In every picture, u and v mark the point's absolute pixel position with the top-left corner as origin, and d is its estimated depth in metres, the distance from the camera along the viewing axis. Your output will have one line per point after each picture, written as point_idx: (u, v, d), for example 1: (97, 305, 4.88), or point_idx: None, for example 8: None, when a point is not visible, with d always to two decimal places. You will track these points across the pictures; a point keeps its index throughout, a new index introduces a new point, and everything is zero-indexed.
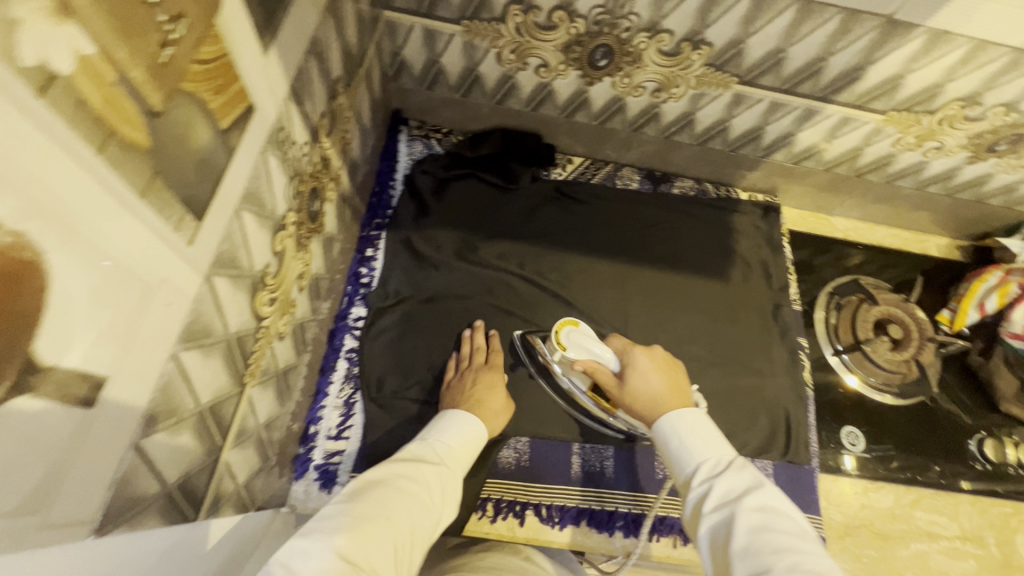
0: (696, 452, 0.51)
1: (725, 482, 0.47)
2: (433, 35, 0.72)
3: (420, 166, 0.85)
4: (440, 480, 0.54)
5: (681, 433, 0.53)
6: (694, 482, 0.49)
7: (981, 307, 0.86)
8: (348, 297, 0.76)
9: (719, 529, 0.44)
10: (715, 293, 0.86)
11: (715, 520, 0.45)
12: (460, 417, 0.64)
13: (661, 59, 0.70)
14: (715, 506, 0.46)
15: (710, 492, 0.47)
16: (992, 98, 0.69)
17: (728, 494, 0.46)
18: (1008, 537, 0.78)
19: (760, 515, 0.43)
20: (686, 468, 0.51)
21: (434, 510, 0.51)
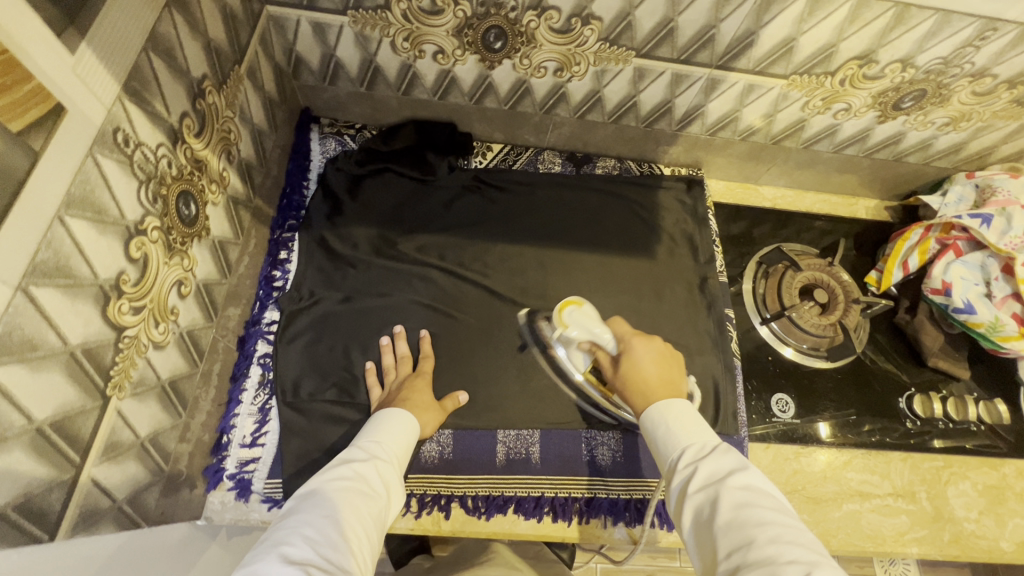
0: (681, 439, 0.55)
1: (710, 463, 0.51)
2: (322, 28, 0.70)
3: (332, 164, 0.83)
4: (378, 473, 0.56)
5: (669, 421, 0.56)
6: (680, 465, 0.52)
7: (904, 266, 0.86)
8: (260, 301, 0.75)
9: (704, 506, 0.48)
10: (641, 270, 0.86)
11: (699, 501, 0.49)
12: (389, 420, 0.64)
13: (555, 37, 0.69)
14: (700, 486, 0.49)
15: (696, 473, 0.50)
16: (887, 55, 0.69)
17: (713, 476, 0.50)
18: (940, 490, 0.78)
19: (742, 492, 0.47)
20: (672, 454, 0.54)
21: (377, 500, 0.54)
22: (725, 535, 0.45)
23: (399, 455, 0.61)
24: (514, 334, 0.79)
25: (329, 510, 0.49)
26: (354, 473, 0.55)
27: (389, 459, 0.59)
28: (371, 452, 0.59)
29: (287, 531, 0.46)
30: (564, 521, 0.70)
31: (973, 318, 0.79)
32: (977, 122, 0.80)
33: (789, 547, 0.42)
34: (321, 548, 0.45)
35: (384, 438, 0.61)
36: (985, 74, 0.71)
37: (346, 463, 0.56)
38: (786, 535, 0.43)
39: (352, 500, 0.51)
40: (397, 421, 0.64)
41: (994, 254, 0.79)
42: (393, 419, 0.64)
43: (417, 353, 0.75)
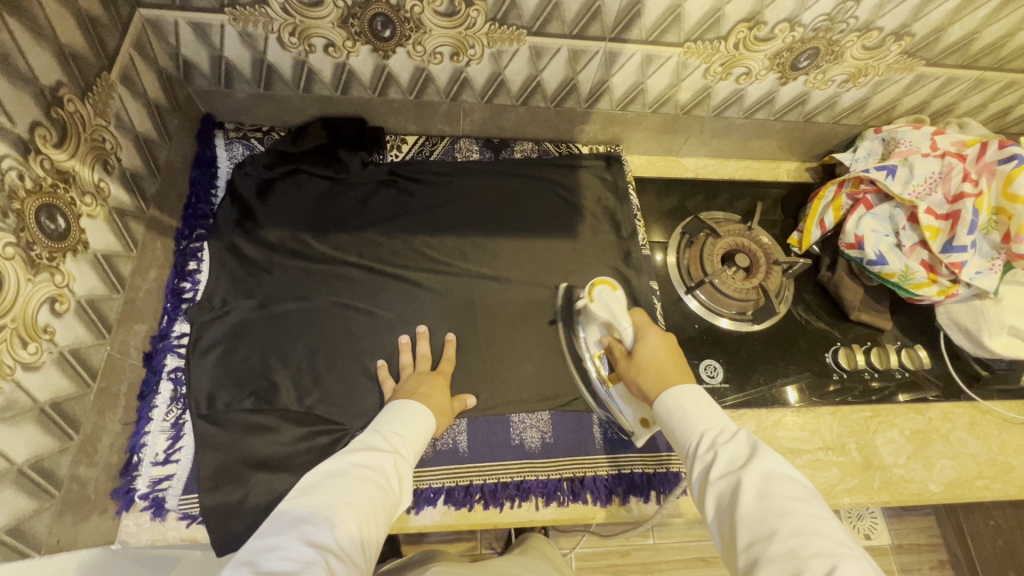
0: (698, 426, 0.54)
1: (727, 452, 0.50)
2: (203, 29, 0.68)
3: (239, 169, 0.81)
4: (396, 466, 0.59)
5: (686, 407, 0.56)
6: (700, 453, 0.52)
7: (821, 224, 0.87)
8: (168, 315, 0.72)
9: (725, 497, 0.48)
10: (565, 250, 0.85)
11: (721, 488, 0.48)
12: (414, 413, 0.65)
13: (442, 21, 0.68)
14: (721, 475, 0.49)
15: (714, 462, 0.50)
16: (773, 15, 0.70)
17: (732, 463, 0.49)
18: (869, 440, 0.80)
19: (764, 481, 0.46)
20: (689, 442, 0.54)
21: (391, 495, 0.57)
22: (748, 525, 0.44)
23: (418, 451, 0.64)
24: (439, 325, 0.78)
25: (346, 497, 0.52)
26: (375, 463, 0.58)
27: (408, 454, 0.62)
28: (393, 445, 0.61)
29: (312, 511, 0.50)
30: (495, 508, 0.69)
31: (886, 269, 0.80)
32: (874, 77, 0.81)
33: (813, 540, 0.41)
34: (334, 534, 0.48)
35: (409, 432, 0.63)
36: (871, 28, 0.72)
37: (370, 451, 0.59)
38: (810, 526, 0.42)
39: (368, 490, 0.54)
40: (425, 418, 0.65)
41: (900, 204, 0.80)
42: (415, 413, 0.65)
43: (340, 353, 0.74)
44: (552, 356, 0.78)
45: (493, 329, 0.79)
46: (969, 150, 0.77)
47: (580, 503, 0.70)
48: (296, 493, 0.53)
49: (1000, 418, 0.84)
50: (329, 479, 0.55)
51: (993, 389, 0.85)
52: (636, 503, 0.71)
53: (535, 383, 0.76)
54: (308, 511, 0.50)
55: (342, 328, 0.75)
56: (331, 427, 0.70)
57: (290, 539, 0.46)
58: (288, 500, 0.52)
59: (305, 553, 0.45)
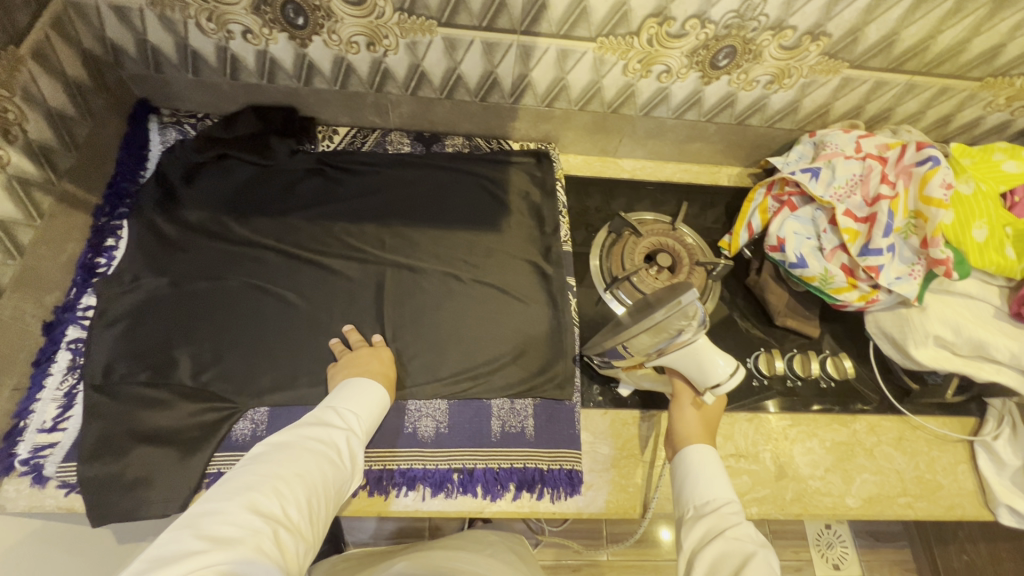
0: (726, 493, 0.60)
1: (747, 527, 0.55)
2: (124, 12, 0.71)
3: (169, 153, 0.83)
4: (349, 444, 0.60)
5: (720, 473, 0.62)
6: (720, 512, 0.57)
7: (749, 227, 0.85)
8: (77, 287, 0.73)
9: (729, 554, 0.52)
10: (486, 243, 0.85)
11: (728, 545, 0.53)
12: (366, 393, 0.66)
13: (352, 10, 0.70)
14: (734, 536, 0.54)
15: (732, 525, 0.55)
16: (680, 11, 0.70)
17: (745, 536, 0.54)
18: (786, 449, 0.77)
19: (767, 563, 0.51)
20: (711, 500, 0.59)
21: (342, 470, 0.57)
22: None
23: (369, 432, 0.65)
24: (348, 310, 0.78)
25: (300, 468, 0.53)
26: (327, 439, 0.59)
27: (361, 434, 0.63)
28: (349, 424, 0.62)
29: (262, 481, 0.50)
30: (379, 496, 0.67)
31: (806, 272, 0.78)
32: (798, 78, 0.80)
33: None
34: (288, 507, 0.50)
35: (363, 413, 0.64)
36: (784, 27, 0.72)
37: (325, 427, 0.60)
38: None
39: (318, 464, 0.55)
40: (377, 397, 0.67)
41: (821, 207, 0.79)
42: (370, 392, 0.66)
43: (244, 332, 0.75)
44: (458, 344, 0.77)
45: (406, 315, 0.79)
46: (890, 152, 0.76)
47: (469, 496, 0.69)
48: (254, 462, 0.53)
49: (931, 434, 0.80)
50: (281, 450, 0.55)
51: (925, 404, 0.81)
52: (527, 498, 0.70)
53: (436, 366, 0.75)
54: (262, 479, 0.50)
55: (249, 309, 0.76)
56: (222, 405, 0.70)
57: (233, 507, 0.46)
58: (247, 466, 0.52)
59: (257, 524, 0.46)
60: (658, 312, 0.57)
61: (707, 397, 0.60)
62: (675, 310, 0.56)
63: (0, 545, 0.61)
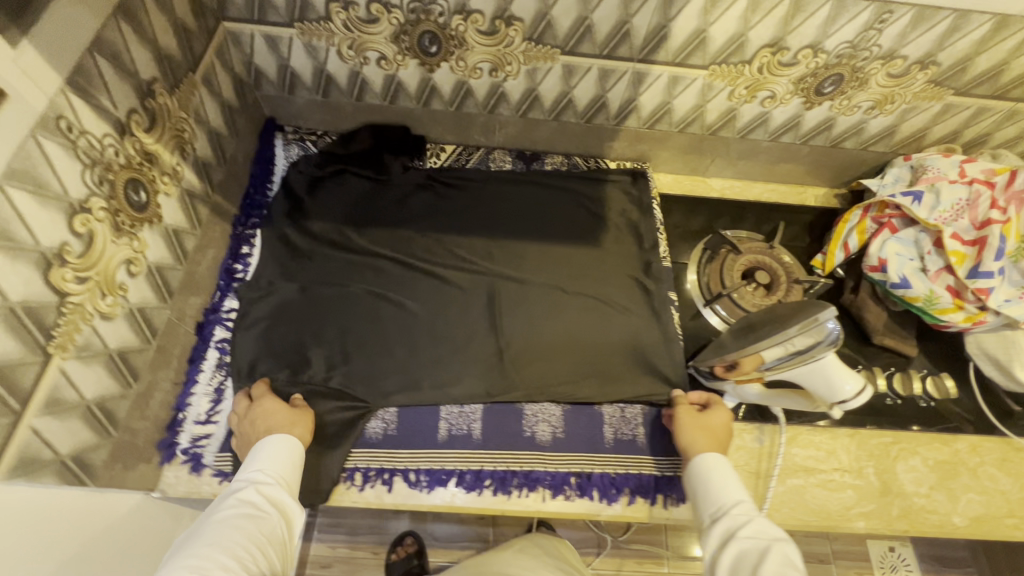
0: (737, 492, 0.64)
1: (760, 524, 0.60)
2: (274, 40, 0.77)
3: (294, 167, 0.89)
4: (273, 493, 0.61)
5: (726, 473, 0.66)
6: (731, 510, 0.62)
7: (845, 247, 0.88)
8: (220, 291, 0.80)
9: (748, 555, 0.57)
10: (587, 256, 0.89)
11: (746, 545, 0.58)
12: (263, 447, 0.64)
13: (483, 39, 0.75)
14: (749, 536, 0.59)
15: (745, 524, 0.60)
16: (795, 42, 0.73)
17: (760, 534, 0.59)
18: (889, 465, 0.78)
19: (785, 557, 0.56)
20: (724, 501, 0.63)
21: (266, 521, 0.58)
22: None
23: (292, 472, 0.65)
24: (463, 318, 0.82)
25: (216, 543, 0.54)
26: (239, 501, 0.59)
27: (278, 478, 0.63)
28: (255, 478, 0.62)
29: (191, 560, 0.52)
30: (503, 495, 0.72)
31: (909, 293, 0.79)
32: (901, 104, 0.83)
33: None
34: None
35: (269, 461, 0.63)
36: (896, 56, 0.74)
37: (235, 491, 0.61)
38: None
39: (224, 527, 0.56)
40: (279, 442, 0.65)
41: (925, 229, 0.80)
42: (269, 442, 0.64)
43: (370, 336, 0.79)
44: (568, 353, 0.80)
45: (518, 325, 0.82)
46: (998, 178, 0.78)
47: (585, 498, 0.72)
48: (179, 553, 0.54)
49: None
50: (206, 529, 0.56)
51: None
52: (641, 503, 0.73)
53: (548, 374, 0.79)
54: (179, 570, 0.51)
55: (372, 315, 0.81)
56: (354, 404, 0.74)
57: None
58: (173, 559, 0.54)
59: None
60: (791, 327, 0.60)
61: (834, 412, 0.63)
62: (811, 326, 0.59)
63: (119, 537, 0.63)
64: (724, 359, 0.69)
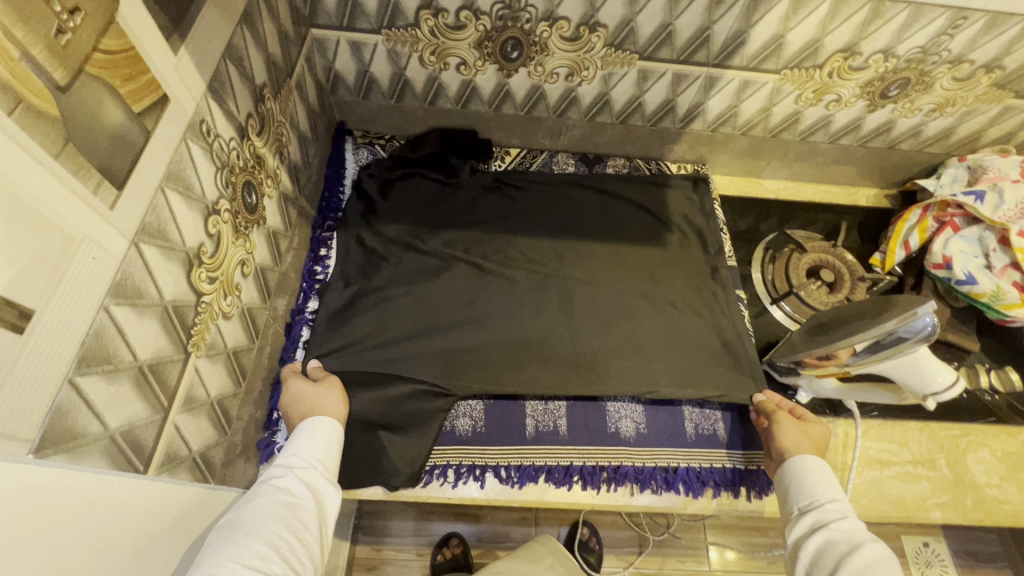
0: (832, 491, 0.62)
1: (854, 523, 0.58)
2: (359, 46, 0.79)
3: (366, 170, 0.91)
4: (307, 481, 0.57)
5: (824, 473, 0.64)
6: (823, 506, 0.60)
7: (906, 245, 0.90)
8: (303, 292, 0.81)
9: (838, 544, 0.55)
10: (654, 260, 0.89)
11: (836, 537, 0.56)
12: (302, 434, 0.62)
13: (565, 45, 0.77)
14: (840, 530, 0.57)
15: (838, 519, 0.58)
16: (869, 47, 0.76)
17: (853, 531, 0.57)
18: (959, 457, 0.80)
19: (882, 553, 0.53)
20: (818, 497, 0.62)
21: (303, 510, 0.53)
22: (856, 567, 0.52)
23: (325, 457, 0.61)
24: (534, 317, 0.81)
25: (256, 526, 0.49)
26: (274, 488, 0.54)
27: (312, 465, 0.59)
28: (289, 463, 0.58)
29: (226, 550, 0.46)
30: (593, 489, 0.73)
31: (975, 289, 0.83)
32: (962, 107, 0.86)
33: None
34: (253, 564, 0.45)
35: (304, 446, 0.60)
36: (963, 61, 0.77)
37: (267, 480, 0.56)
38: None
39: (263, 514, 0.51)
40: (314, 428, 0.62)
41: (990, 227, 0.83)
42: (306, 428, 0.62)
43: (445, 336, 0.78)
44: (645, 355, 0.79)
45: (593, 325, 0.82)
46: None
47: (673, 492, 0.74)
48: (210, 541, 0.48)
49: None
50: (238, 519, 0.50)
51: None
52: (726, 496, 0.74)
53: (627, 375, 0.77)
54: (215, 558, 0.45)
55: (447, 313, 0.80)
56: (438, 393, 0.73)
57: None
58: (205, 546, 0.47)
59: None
60: (888, 321, 0.62)
61: (927, 403, 0.66)
62: (908, 321, 0.61)
63: None
64: (819, 350, 0.70)
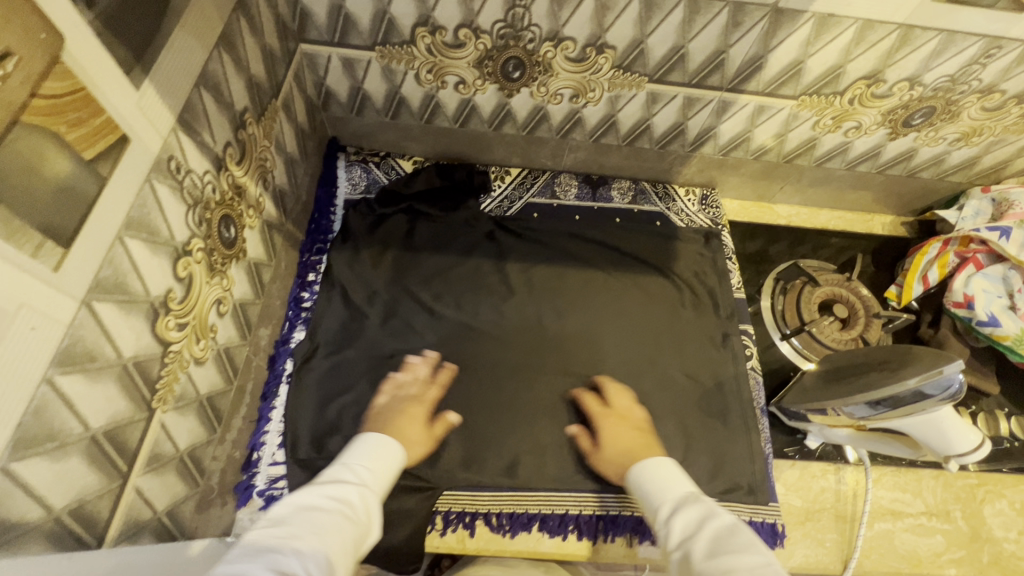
0: (659, 494, 0.56)
1: (682, 518, 0.52)
2: (351, 62, 0.74)
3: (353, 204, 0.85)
4: (365, 499, 0.54)
5: (653, 477, 0.58)
6: (659, 518, 0.54)
7: (924, 280, 0.86)
8: (289, 322, 0.77)
9: (682, 561, 0.49)
10: (661, 325, 0.83)
11: (677, 554, 0.50)
12: (382, 448, 0.61)
13: (571, 66, 0.72)
14: (677, 542, 0.51)
15: (671, 521, 0.53)
16: (894, 74, 0.71)
17: (686, 531, 0.51)
18: (975, 509, 0.76)
19: (714, 543, 0.48)
20: (656, 505, 0.56)
21: (361, 526, 0.51)
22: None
23: (388, 481, 0.59)
24: (530, 381, 0.77)
25: (316, 527, 0.47)
26: (342, 494, 0.53)
27: (378, 487, 0.57)
28: (358, 475, 0.56)
29: (276, 544, 0.45)
30: (589, 540, 0.69)
31: (998, 331, 0.78)
32: (988, 137, 0.81)
33: None
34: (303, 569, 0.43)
35: (374, 462, 0.58)
36: (995, 90, 0.72)
37: (336, 483, 0.54)
38: None
39: (335, 521, 0.49)
40: (392, 450, 0.61)
41: (1015, 266, 0.79)
42: (374, 442, 0.61)
43: (432, 405, 0.73)
44: None
45: None
46: None
47: None
48: (265, 517, 0.48)
49: None
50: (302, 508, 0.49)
51: None
52: None
53: None
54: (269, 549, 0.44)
55: (440, 361, 0.76)
56: (419, 485, 0.68)
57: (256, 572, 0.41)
58: (260, 520, 0.48)
59: None
60: (910, 378, 0.58)
61: (948, 465, 0.61)
62: (931, 379, 0.57)
63: None
64: (833, 404, 0.66)
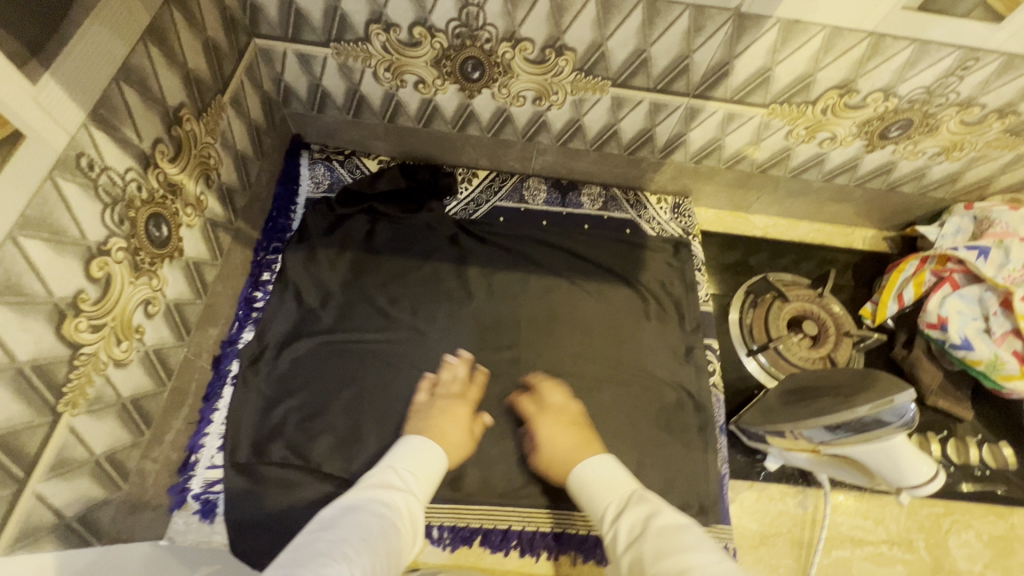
0: (606, 494, 0.60)
1: (630, 520, 0.55)
2: (307, 59, 0.73)
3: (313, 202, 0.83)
4: (408, 505, 0.59)
5: (592, 480, 0.62)
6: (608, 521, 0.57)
7: (899, 298, 0.83)
8: (239, 321, 0.75)
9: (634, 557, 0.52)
10: (622, 336, 0.80)
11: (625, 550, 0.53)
12: (426, 452, 0.65)
13: (531, 68, 0.70)
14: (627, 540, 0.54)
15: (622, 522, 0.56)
16: (867, 84, 0.68)
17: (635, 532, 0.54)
18: (940, 539, 0.73)
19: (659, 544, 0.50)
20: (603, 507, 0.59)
21: (404, 532, 0.56)
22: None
23: (430, 487, 0.63)
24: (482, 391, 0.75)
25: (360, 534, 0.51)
26: (389, 500, 0.58)
27: (421, 493, 0.62)
28: (404, 481, 0.61)
29: (326, 550, 0.48)
30: (531, 556, 0.67)
31: (971, 355, 0.75)
32: (970, 152, 0.78)
33: None
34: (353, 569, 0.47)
35: (418, 466, 0.63)
36: (973, 104, 0.69)
37: (385, 489, 0.59)
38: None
39: (378, 527, 0.53)
40: (437, 456, 0.65)
41: (992, 288, 0.75)
42: (421, 447, 0.65)
43: (378, 412, 0.71)
44: None
45: None
46: None
47: None
48: (303, 537, 0.52)
49: None
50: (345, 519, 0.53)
51: None
52: None
53: None
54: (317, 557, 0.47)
55: (390, 367, 0.74)
56: None
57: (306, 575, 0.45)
58: (299, 539, 0.51)
59: None
60: (861, 405, 0.56)
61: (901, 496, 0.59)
62: (884, 407, 0.55)
63: None
64: (786, 428, 0.64)
